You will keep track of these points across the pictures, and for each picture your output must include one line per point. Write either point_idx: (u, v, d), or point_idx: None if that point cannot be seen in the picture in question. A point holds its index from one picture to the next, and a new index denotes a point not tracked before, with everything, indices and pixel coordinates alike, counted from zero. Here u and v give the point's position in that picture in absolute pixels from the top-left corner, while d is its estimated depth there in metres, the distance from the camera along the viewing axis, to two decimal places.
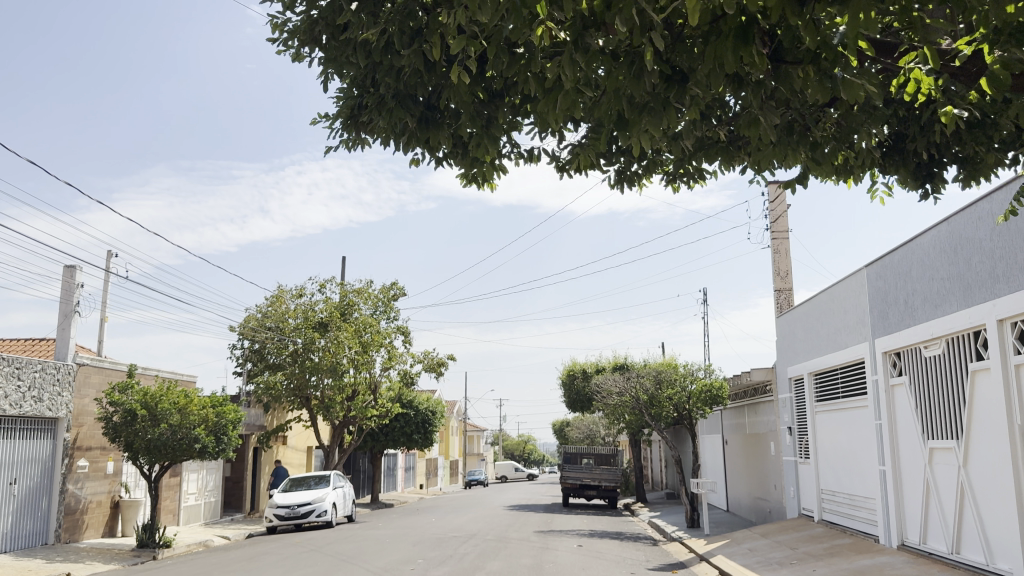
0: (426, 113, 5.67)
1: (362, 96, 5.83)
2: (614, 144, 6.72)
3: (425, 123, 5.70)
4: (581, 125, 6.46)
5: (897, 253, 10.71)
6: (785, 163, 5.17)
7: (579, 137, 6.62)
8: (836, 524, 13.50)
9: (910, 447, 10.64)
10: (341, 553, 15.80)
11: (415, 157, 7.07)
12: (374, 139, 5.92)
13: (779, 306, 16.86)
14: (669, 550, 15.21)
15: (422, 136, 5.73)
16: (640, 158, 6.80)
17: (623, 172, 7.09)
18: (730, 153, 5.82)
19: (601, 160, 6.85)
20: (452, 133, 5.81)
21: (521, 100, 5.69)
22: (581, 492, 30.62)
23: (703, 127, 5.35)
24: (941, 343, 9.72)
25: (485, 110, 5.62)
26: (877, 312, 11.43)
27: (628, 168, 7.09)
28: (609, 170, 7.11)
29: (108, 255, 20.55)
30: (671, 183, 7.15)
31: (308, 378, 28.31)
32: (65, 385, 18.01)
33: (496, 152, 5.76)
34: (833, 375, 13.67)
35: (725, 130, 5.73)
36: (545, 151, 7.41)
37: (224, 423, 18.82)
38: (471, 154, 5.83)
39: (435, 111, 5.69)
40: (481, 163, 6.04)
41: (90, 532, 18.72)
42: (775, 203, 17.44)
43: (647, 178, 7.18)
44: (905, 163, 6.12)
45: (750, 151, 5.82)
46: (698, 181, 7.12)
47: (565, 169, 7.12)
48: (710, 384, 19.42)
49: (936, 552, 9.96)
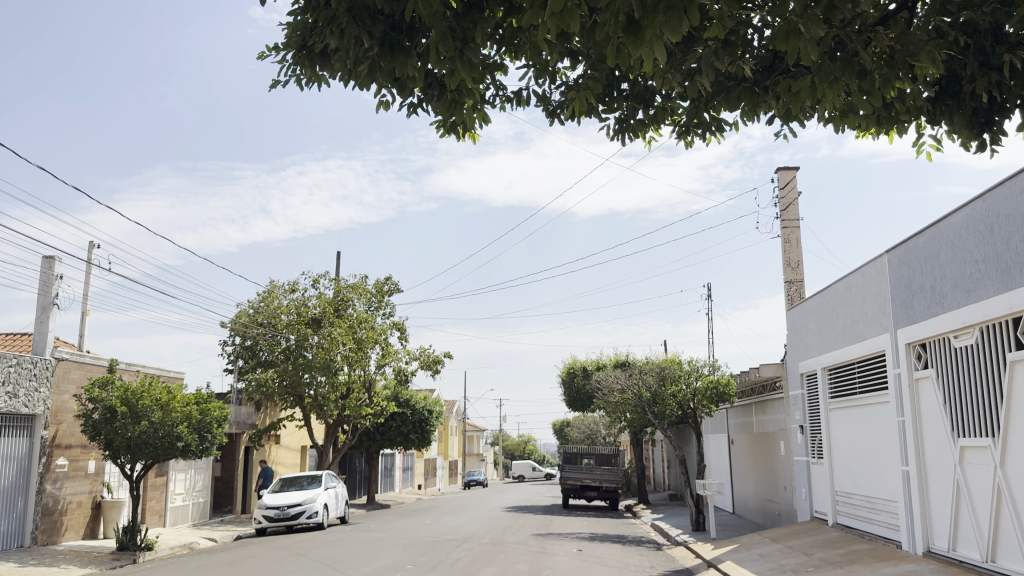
0: (391, 35, 5.56)
1: (311, 18, 5.83)
2: (615, 79, 6.68)
3: (390, 49, 5.59)
4: (578, 61, 6.29)
5: (924, 236, 9.94)
6: (830, 101, 5.25)
7: (577, 74, 6.38)
8: (853, 528, 12.72)
9: (938, 446, 9.85)
10: (328, 558, 14.98)
11: (385, 101, 7.02)
12: (329, 70, 6.03)
13: (790, 298, 16.06)
14: (674, 555, 14.40)
15: (389, 63, 5.60)
16: (648, 107, 6.78)
17: (625, 122, 6.92)
18: (754, 95, 6.05)
19: (599, 105, 6.78)
20: (421, 63, 5.70)
21: (501, 10, 5.44)
22: (581, 492, 29.85)
23: (727, 53, 5.33)
24: (974, 332, 8.93)
25: (459, 24, 5.33)
26: (900, 300, 10.66)
27: (630, 119, 6.93)
28: (610, 119, 6.96)
29: (89, 246, 19.46)
30: (681, 135, 7.05)
31: (301, 376, 27.42)
32: (43, 381, 17.20)
33: (477, 75, 5.46)
34: (850, 369, 12.88)
35: (750, 70, 6.07)
36: (535, 94, 7.45)
37: (209, 421, 18.05)
38: (449, 93, 6.00)
39: (398, 35, 5.60)
40: (461, 110, 6.15)
41: (70, 533, 17.92)
42: (785, 190, 16.65)
43: (644, 133, 7.04)
44: (963, 111, 6.46)
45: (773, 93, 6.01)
46: (710, 136, 6.98)
47: (556, 115, 7.26)
48: (716, 381, 18.59)
49: (967, 559, 9.18)
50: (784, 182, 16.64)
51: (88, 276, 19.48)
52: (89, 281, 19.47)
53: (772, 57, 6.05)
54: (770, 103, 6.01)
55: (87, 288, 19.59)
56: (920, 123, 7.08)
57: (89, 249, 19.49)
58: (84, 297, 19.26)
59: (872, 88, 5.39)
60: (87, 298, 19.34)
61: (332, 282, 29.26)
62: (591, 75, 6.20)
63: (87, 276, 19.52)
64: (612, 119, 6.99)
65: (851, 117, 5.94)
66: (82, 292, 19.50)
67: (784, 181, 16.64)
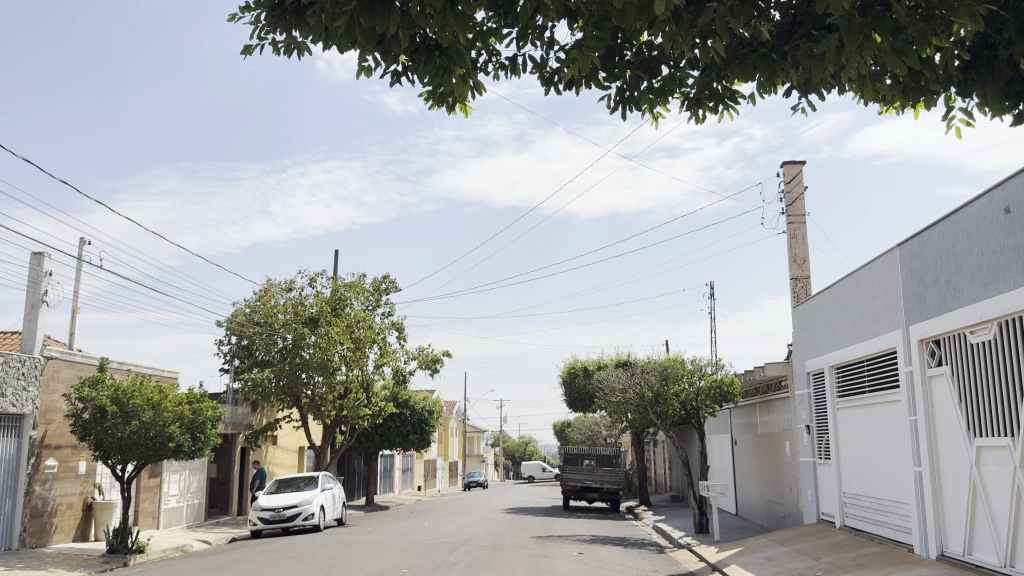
0: None
1: None
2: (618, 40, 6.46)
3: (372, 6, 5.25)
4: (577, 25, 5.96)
5: (938, 227, 9.58)
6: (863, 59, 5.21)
7: (578, 38, 6.03)
8: (861, 530, 12.35)
9: (952, 445, 9.48)
10: (321, 561, 14.59)
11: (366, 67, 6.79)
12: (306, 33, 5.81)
13: (796, 295, 15.69)
14: (676, 558, 14.00)
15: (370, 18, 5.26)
16: (649, 72, 6.51)
17: (624, 93, 6.69)
18: (770, 62, 5.93)
19: (599, 72, 6.49)
20: (404, 23, 5.35)
21: None
22: (582, 494, 29.46)
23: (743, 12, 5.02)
24: (991, 327, 8.55)
25: None
26: (912, 296, 10.29)
27: (630, 91, 6.69)
28: (611, 90, 6.72)
29: (79, 243, 19.08)
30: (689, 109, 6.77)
31: (298, 376, 27.06)
32: (31, 380, 16.85)
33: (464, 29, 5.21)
34: (859, 367, 12.51)
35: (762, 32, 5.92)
36: (531, 62, 7.08)
37: (201, 421, 17.68)
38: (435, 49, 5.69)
39: None
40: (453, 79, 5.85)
41: (60, 535, 17.55)
42: (791, 184, 16.29)
43: (646, 106, 6.78)
44: (995, 78, 6.27)
45: (800, 43, 5.90)
46: (715, 109, 6.70)
47: (553, 84, 6.96)
48: (720, 380, 18.29)
49: (984, 564, 8.79)
50: (790, 176, 16.27)
51: (79, 273, 19.10)
52: (80, 278, 19.08)
53: (793, 21, 5.96)
54: (789, 70, 5.94)
55: (78, 285, 19.22)
56: (948, 95, 6.89)
57: (80, 246, 19.09)
58: (74, 295, 18.89)
59: (906, 46, 5.28)
60: (77, 295, 18.98)
61: (330, 280, 28.91)
62: (591, 39, 5.88)
63: (77, 273, 19.15)
64: (612, 86, 6.74)
65: (882, 84, 5.83)
66: (72, 289, 19.12)
67: (789, 175, 16.27)
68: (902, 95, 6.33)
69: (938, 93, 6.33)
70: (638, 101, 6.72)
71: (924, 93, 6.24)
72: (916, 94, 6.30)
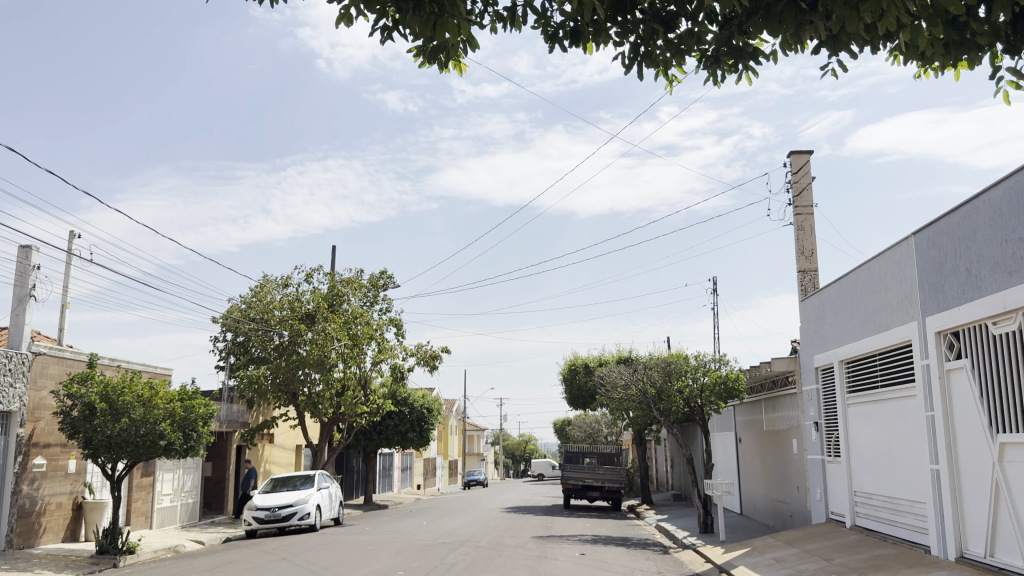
0: None
1: None
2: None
3: None
4: None
5: (957, 214, 9.15)
6: None
7: None
8: (873, 530, 11.94)
9: (972, 442, 9.06)
10: (315, 562, 14.18)
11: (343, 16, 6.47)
12: None
13: (803, 289, 15.25)
14: (681, 559, 13.59)
15: None
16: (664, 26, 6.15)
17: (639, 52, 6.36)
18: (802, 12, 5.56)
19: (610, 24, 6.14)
20: None
21: None
22: (583, 493, 29.05)
23: None
24: (1015, 318, 8.12)
25: None
26: (929, 286, 9.86)
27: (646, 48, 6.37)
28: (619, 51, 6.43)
29: (70, 236, 18.57)
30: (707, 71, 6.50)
31: (295, 373, 26.63)
32: (18, 376, 16.42)
33: None
34: (870, 361, 12.08)
35: None
36: (531, 12, 6.68)
37: (194, 419, 17.26)
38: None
39: None
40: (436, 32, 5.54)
41: (49, 536, 17.12)
42: (798, 174, 15.86)
43: (665, 66, 6.46)
44: None
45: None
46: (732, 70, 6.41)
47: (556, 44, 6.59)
48: (726, 376, 17.76)
49: (1007, 567, 8.36)
50: (797, 167, 15.83)
51: (69, 268, 18.64)
52: (70, 272, 18.60)
53: None
54: (819, 21, 5.56)
55: (68, 280, 18.77)
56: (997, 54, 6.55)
57: (70, 239, 18.62)
58: (64, 290, 18.44)
59: None
60: (67, 289, 18.52)
61: (327, 276, 28.50)
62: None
63: (67, 268, 18.70)
64: (625, 41, 6.41)
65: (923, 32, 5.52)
66: (62, 284, 18.68)
67: (796, 165, 15.83)
68: (943, 51, 6.09)
69: (982, 52, 6.08)
70: (655, 58, 6.40)
71: (968, 50, 6.04)
72: (958, 51, 6.08)
